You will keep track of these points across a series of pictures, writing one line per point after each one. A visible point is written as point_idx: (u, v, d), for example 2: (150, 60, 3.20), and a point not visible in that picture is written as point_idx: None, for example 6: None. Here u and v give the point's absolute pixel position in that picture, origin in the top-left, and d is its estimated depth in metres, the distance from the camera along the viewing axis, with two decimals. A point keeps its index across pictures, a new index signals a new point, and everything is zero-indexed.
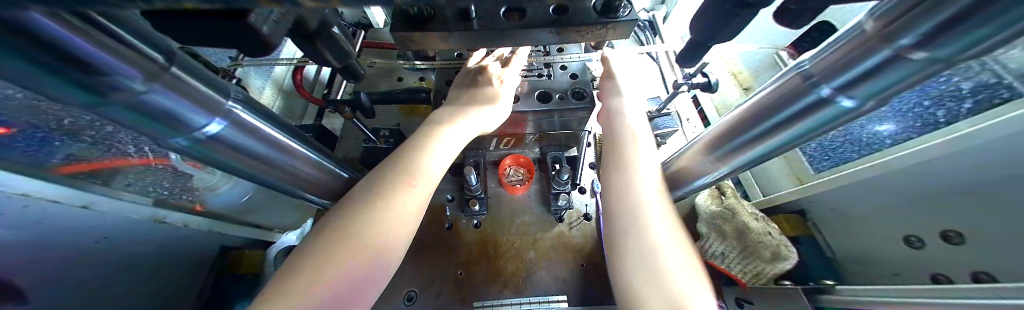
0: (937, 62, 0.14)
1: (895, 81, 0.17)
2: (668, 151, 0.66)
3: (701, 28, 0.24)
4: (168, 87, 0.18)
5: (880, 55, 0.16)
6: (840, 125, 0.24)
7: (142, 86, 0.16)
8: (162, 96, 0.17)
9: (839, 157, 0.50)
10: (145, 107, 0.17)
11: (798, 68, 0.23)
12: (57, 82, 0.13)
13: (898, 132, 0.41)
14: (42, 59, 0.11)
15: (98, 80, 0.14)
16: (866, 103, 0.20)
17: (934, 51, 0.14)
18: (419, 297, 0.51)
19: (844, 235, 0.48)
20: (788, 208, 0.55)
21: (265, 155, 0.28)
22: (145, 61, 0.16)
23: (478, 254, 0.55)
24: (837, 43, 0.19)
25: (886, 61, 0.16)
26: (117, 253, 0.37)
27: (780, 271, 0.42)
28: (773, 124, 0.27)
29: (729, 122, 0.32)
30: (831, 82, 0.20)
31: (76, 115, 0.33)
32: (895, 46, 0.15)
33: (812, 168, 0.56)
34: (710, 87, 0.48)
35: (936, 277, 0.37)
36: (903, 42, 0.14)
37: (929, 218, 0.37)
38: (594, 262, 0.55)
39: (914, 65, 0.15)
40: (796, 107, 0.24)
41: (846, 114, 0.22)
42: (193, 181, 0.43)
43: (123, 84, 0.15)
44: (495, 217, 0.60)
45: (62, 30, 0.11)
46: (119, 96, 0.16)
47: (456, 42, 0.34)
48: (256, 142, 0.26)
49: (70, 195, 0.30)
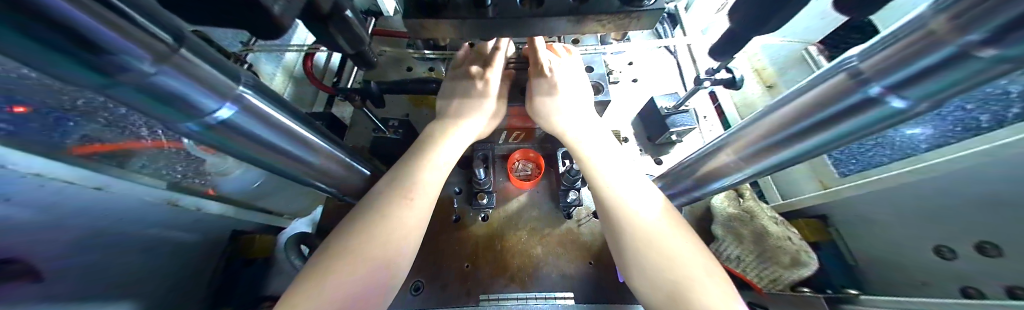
0: (1008, 62, 0.12)
1: (957, 82, 0.15)
2: (682, 149, 0.64)
3: (742, 16, 0.22)
4: (177, 69, 0.17)
5: (940, 53, 0.14)
6: (886, 127, 0.22)
7: (151, 68, 0.15)
8: (170, 78, 0.17)
9: (869, 161, 0.47)
10: (156, 91, 0.17)
11: (843, 65, 0.21)
12: (66, 64, 0.12)
13: (934, 137, 0.38)
14: (48, 37, 0.11)
15: (105, 60, 0.13)
16: (919, 104, 0.18)
17: (1006, 50, 0.12)
18: (424, 288, 0.51)
19: (867, 242, 0.45)
20: (808, 213, 0.53)
21: (277, 143, 0.28)
22: (154, 42, 0.15)
23: (484, 248, 0.55)
24: (891, 37, 0.17)
25: (947, 60, 0.14)
26: (136, 237, 0.38)
27: (800, 277, 0.42)
28: (810, 124, 0.25)
29: (760, 122, 0.30)
30: (880, 80, 0.18)
31: (89, 95, 0.32)
32: (961, 42, 0.13)
33: (838, 172, 0.53)
34: (733, 84, 0.45)
35: (966, 290, 0.35)
36: (971, 38, 0.12)
37: (959, 228, 0.35)
38: (602, 261, 0.54)
39: (977, 65, 0.13)
40: (838, 107, 0.22)
41: (893, 116, 0.20)
42: (207, 166, 0.45)
43: (131, 65, 0.14)
44: (503, 211, 0.60)
45: (70, 6, 0.10)
46: (129, 78, 0.15)
47: (469, 31, 0.33)
48: (265, 128, 0.26)
49: (84, 177, 0.29)
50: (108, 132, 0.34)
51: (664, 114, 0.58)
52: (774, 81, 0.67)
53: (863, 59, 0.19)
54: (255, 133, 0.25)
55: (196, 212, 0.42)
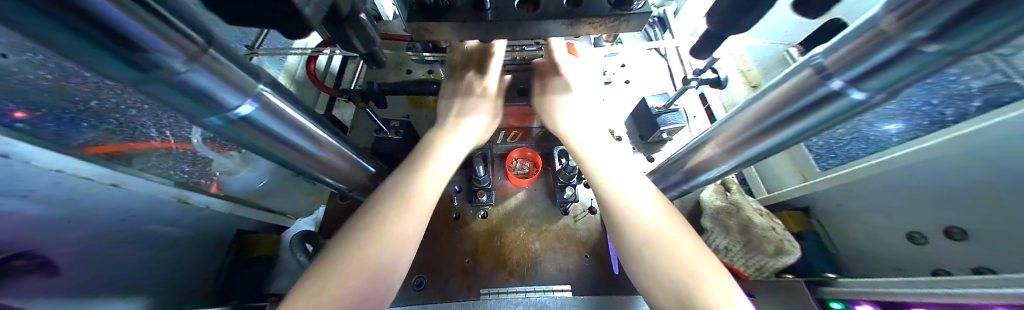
0: (951, 54, 0.15)
1: (907, 74, 0.18)
2: (674, 146, 0.66)
3: (720, 19, 0.25)
4: (206, 68, 0.18)
5: (895, 47, 0.16)
6: (848, 118, 0.25)
7: (182, 66, 0.17)
8: (200, 76, 0.18)
9: (846, 155, 0.49)
10: (185, 87, 0.18)
11: (810, 62, 0.23)
12: (108, 57, 0.14)
13: (905, 131, 0.40)
14: (83, 29, 0.12)
15: (141, 56, 0.15)
16: (875, 95, 0.21)
17: (949, 42, 0.14)
18: (427, 283, 0.52)
19: (848, 232, 0.48)
20: (792, 205, 0.56)
21: (288, 138, 0.29)
22: (187, 44, 0.17)
23: (484, 243, 0.57)
24: (852, 36, 0.19)
25: (901, 54, 0.16)
26: (146, 233, 0.39)
27: (784, 265, 0.43)
28: (785, 116, 0.27)
29: (737, 116, 0.33)
30: (842, 75, 0.21)
31: (101, 97, 0.34)
32: (910, 39, 0.15)
33: (817, 166, 0.55)
34: (719, 83, 0.48)
35: (936, 272, 0.37)
36: (919, 33, 0.14)
37: (935, 215, 0.37)
38: (598, 254, 0.56)
39: (926, 59, 0.16)
40: (807, 100, 0.24)
41: (854, 107, 0.23)
42: (212, 166, 0.46)
43: (164, 62, 0.16)
44: (501, 208, 0.61)
45: (108, 6, 0.12)
46: (162, 75, 0.17)
47: (471, 34, 0.35)
48: (279, 124, 0.27)
49: (104, 175, 0.31)
50: (117, 132, 0.35)
51: (655, 113, 0.61)
52: (758, 81, 0.70)
53: (827, 56, 0.21)
54: (271, 129, 0.27)
55: (203, 209, 0.43)
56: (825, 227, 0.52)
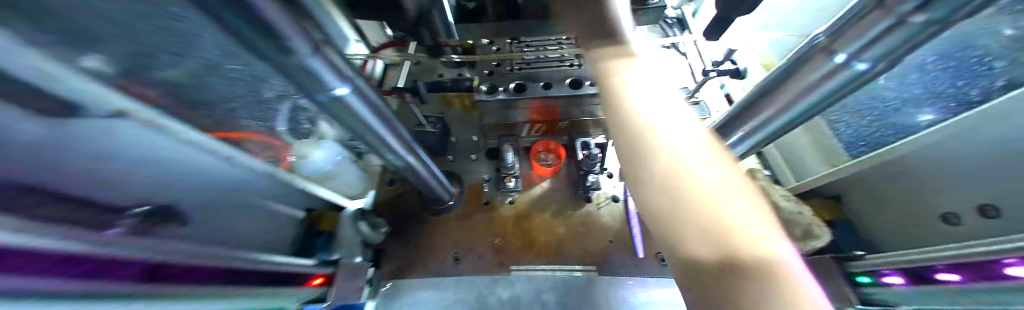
0: (937, 23, 0.17)
1: (903, 42, 0.20)
2: None
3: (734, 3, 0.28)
4: (322, 56, 0.24)
5: (887, 21, 0.19)
6: (857, 88, 0.27)
7: (308, 54, 0.22)
8: (317, 63, 0.23)
9: (877, 141, 0.48)
10: (307, 71, 0.24)
11: (818, 39, 0.26)
12: (272, 44, 0.20)
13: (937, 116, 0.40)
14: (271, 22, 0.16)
15: (288, 43, 0.20)
16: (877, 65, 0.23)
17: (932, 13, 0.16)
18: (463, 258, 0.58)
19: (883, 218, 0.47)
20: (824, 194, 0.55)
21: (368, 120, 0.35)
22: (312, 36, 0.22)
23: (513, 227, 0.62)
24: (851, 14, 0.22)
25: (893, 26, 0.19)
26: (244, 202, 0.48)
27: (811, 249, 0.44)
28: (801, 89, 0.30)
29: (758, 94, 0.35)
30: (845, 48, 0.23)
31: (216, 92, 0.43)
32: (900, 13, 0.18)
33: (849, 155, 0.53)
34: (739, 74, 0.51)
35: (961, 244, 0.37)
36: (907, 8, 0.17)
37: (969, 193, 0.37)
38: (622, 240, 0.59)
39: (915, 28, 0.18)
40: (819, 77, 0.27)
41: (859, 77, 0.25)
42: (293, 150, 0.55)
43: (299, 49, 0.21)
44: (528, 195, 0.66)
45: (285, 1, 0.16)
46: (295, 58, 0.22)
47: None
48: (365, 108, 0.33)
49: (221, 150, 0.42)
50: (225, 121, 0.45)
51: None
52: None
53: (831, 35, 0.24)
54: (361, 113, 0.33)
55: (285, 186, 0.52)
56: (859, 216, 0.51)
